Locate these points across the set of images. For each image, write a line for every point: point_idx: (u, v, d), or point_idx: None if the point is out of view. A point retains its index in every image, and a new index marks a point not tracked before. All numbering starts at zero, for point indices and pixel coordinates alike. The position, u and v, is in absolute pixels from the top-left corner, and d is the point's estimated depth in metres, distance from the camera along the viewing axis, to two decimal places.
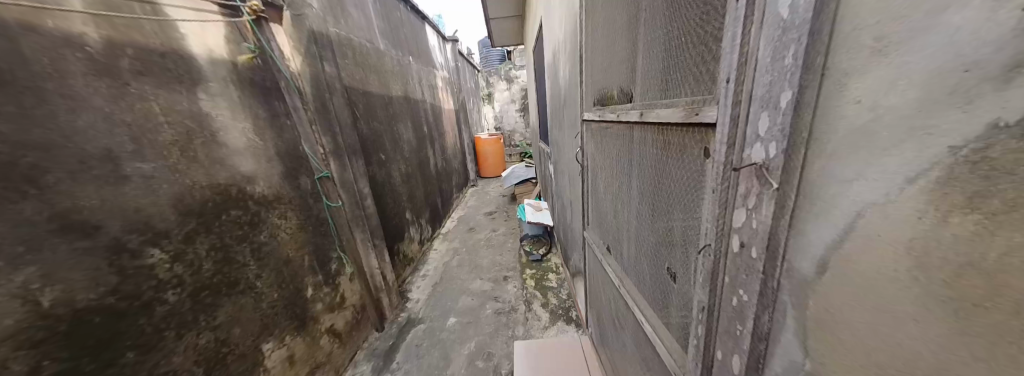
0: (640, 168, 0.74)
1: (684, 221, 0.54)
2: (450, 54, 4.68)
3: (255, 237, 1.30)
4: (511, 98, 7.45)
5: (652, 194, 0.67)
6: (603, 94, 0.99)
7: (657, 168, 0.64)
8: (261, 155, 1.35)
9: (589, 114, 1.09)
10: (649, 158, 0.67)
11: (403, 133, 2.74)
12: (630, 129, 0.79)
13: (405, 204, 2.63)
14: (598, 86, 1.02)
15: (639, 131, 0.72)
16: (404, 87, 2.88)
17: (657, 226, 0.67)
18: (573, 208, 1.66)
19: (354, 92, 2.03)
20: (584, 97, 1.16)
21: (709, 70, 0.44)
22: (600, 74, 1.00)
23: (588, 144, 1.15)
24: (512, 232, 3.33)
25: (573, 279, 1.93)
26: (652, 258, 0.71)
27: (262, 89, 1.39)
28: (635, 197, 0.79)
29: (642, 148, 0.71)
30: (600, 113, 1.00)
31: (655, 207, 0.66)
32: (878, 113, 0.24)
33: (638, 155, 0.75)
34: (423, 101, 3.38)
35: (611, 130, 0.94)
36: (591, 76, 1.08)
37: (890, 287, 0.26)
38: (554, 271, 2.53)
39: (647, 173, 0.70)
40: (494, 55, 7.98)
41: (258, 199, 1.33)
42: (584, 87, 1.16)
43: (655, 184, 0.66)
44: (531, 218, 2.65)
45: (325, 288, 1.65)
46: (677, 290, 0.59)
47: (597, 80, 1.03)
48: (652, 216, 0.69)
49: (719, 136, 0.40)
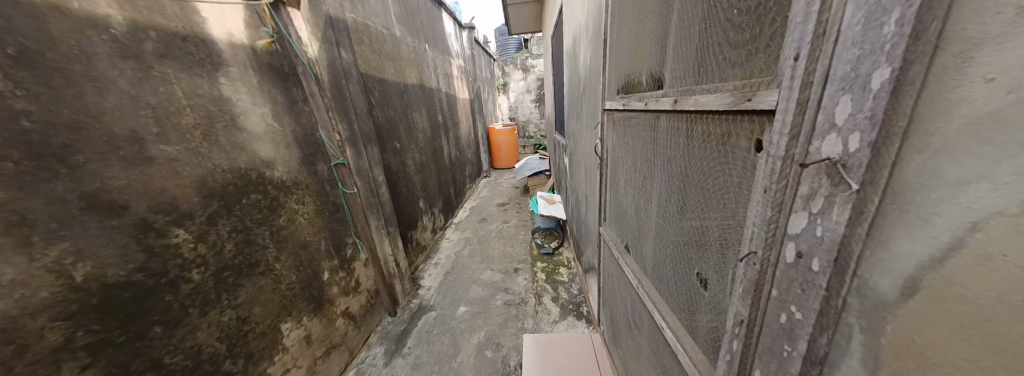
0: (667, 161, 0.68)
1: (719, 219, 0.49)
2: (466, 42, 4.60)
3: (275, 221, 1.33)
4: (527, 88, 7.31)
5: (682, 190, 0.62)
6: (630, 80, 0.92)
7: (688, 161, 0.58)
8: (279, 140, 1.37)
9: (611, 103, 1.02)
10: (680, 151, 0.61)
11: (417, 122, 2.72)
12: (658, 118, 0.72)
13: (418, 192, 2.64)
14: (624, 72, 0.95)
15: (669, 120, 0.66)
16: (419, 75, 2.85)
17: (685, 226, 0.61)
18: (588, 202, 1.60)
19: (370, 79, 2.02)
20: (607, 85, 1.09)
21: (766, 47, 0.37)
22: (626, 59, 0.92)
23: (609, 135, 1.08)
24: (524, 224, 3.30)
25: (585, 274, 1.88)
26: (677, 258, 0.66)
27: (281, 75, 1.39)
28: (659, 192, 0.74)
29: (672, 140, 0.65)
30: (625, 101, 0.93)
31: (682, 203, 0.61)
32: (1012, 96, 0.18)
33: (666, 147, 0.69)
34: (439, 90, 3.35)
35: (636, 120, 0.87)
36: (615, 62, 1.00)
37: (1010, 322, 0.20)
38: (565, 264, 2.48)
39: (675, 167, 0.64)
40: (511, 44, 7.83)
41: (277, 184, 1.35)
42: (607, 73, 1.08)
43: (685, 179, 0.60)
44: (544, 211, 2.60)
45: (341, 273, 1.68)
46: (709, 298, 0.53)
47: (622, 65, 0.96)
48: (678, 213, 0.64)
49: (778, 125, 0.34)
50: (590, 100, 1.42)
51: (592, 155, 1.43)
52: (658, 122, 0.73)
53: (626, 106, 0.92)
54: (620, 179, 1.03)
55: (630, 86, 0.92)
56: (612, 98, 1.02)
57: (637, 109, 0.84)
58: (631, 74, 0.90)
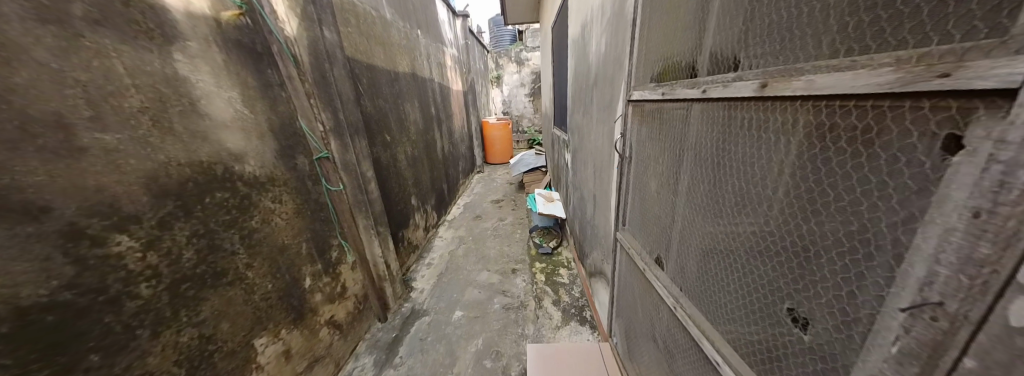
0: (706, 161, 0.66)
1: (791, 223, 0.46)
2: (460, 31, 4.40)
3: (246, 223, 1.15)
4: (521, 81, 7.15)
5: (729, 194, 0.59)
6: (668, 64, 0.78)
7: (741, 164, 0.55)
8: (251, 130, 1.19)
9: (640, 93, 0.89)
10: (725, 152, 0.59)
11: (409, 114, 2.54)
12: (710, 111, 0.63)
13: (410, 188, 2.47)
14: (659, 56, 0.81)
15: (722, 116, 0.60)
16: (411, 63, 2.66)
17: (736, 231, 0.58)
18: (597, 204, 1.48)
19: (357, 64, 1.83)
20: (632, 72, 0.95)
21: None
22: (663, 41, 0.79)
23: (628, 129, 0.97)
24: (520, 222, 3.18)
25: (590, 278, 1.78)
26: (725, 264, 0.62)
27: (252, 55, 1.20)
28: (694, 194, 0.70)
29: (715, 139, 0.63)
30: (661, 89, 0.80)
31: (726, 205, 0.60)
32: None
33: (703, 146, 0.66)
34: (431, 80, 3.15)
35: (672, 112, 0.77)
36: (645, 46, 0.87)
37: None
38: (564, 265, 2.38)
39: (717, 169, 0.62)
40: (504, 36, 7.64)
41: (248, 180, 1.17)
42: (632, 59, 0.96)
43: (733, 181, 0.57)
44: (543, 209, 2.49)
45: (325, 278, 1.52)
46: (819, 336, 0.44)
47: (656, 48, 0.82)
48: (721, 215, 0.62)
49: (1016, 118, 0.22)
50: (602, 94, 1.33)
51: (603, 153, 1.34)
52: (706, 116, 0.65)
53: (661, 96, 0.79)
54: (633, 180, 0.99)
55: (667, 72, 0.79)
56: (641, 86, 0.90)
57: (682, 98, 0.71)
58: (671, 57, 0.77)
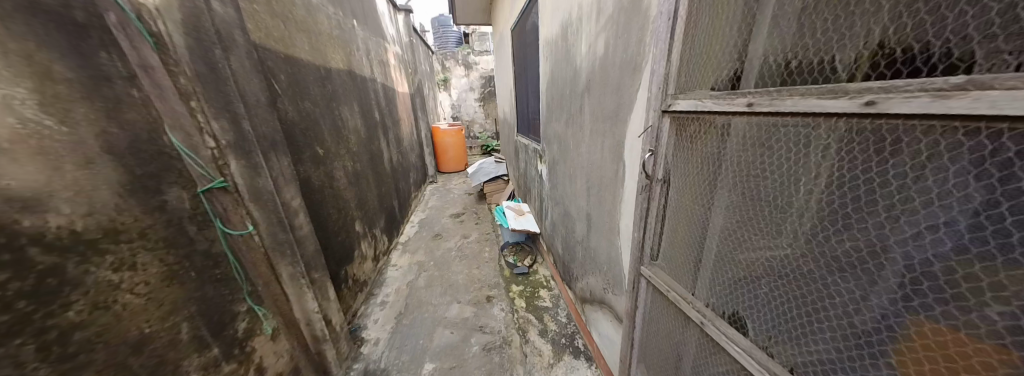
0: (736, 179, 0.61)
1: (822, 242, 0.47)
2: (402, 27, 3.90)
3: (52, 319, 0.64)
4: (470, 85, 6.83)
5: (785, 223, 0.53)
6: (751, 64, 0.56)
7: (796, 191, 0.50)
8: (66, 153, 0.68)
9: (690, 102, 0.66)
10: (763, 173, 0.55)
11: (346, 121, 2.02)
12: (737, 131, 0.59)
13: (352, 211, 1.96)
14: (733, 51, 0.60)
15: (748, 138, 0.57)
16: (347, 58, 2.15)
17: (784, 255, 0.54)
18: (598, 226, 1.28)
19: (270, 54, 1.34)
20: (667, 75, 0.74)
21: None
22: (741, 30, 0.57)
23: (667, 142, 0.76)
24: (486, 237, 2.84)
25: (582, 304, 1.57)
26: (769, 287, 0.58)
27: (64, 26, 0.70)
28: (729, 216, 0.64)
29: (746, 160, 0.58)
30: (739, 98, 0.54)
31: (774, 228, 0.55)
32: None
33: (734, 165, 0.61)
34: (372, 79, 2.64)
35: (703, 127, 0.67)
36: (699, 41, 0.67)
37: None
38: (543, 285, 2.14)
39: (758, 191, 0.57)
40: (449, 37, 7.25)
41: (55, 243, 0.65)
42: (660, 60, 0.75)
43: (793, 209, 0.51)
44: (515, 225, 2.21)
45: (226, 366, 1.00)
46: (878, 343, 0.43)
47: (725, 42, 0.61)
48: (765, 240, 0.57)
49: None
50: (596, 102, 1.19)
51: (603, 167, 1.18)
52: (739, 136, 0.58)
53: (742, 107, 0.54)
54: (646, 202, 0.85)
55: (750, 75, 0.56)
56: (693, 95, 0.67)
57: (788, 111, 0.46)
58: (756, 52, 0.54)
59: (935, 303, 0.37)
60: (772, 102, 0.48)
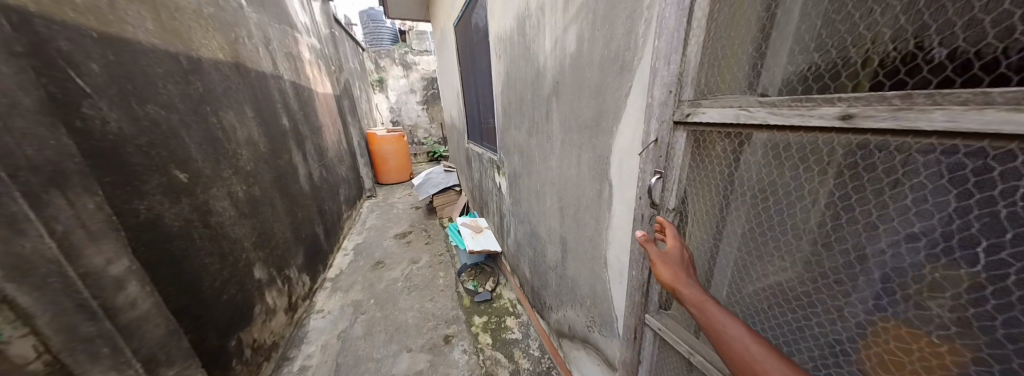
0: (780, 215, 0.45)
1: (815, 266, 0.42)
2: (320, 17, 3.28)
3: None
4: (410, 87, 6.24)
5: (859, 283, 0.37)
6: (828, 57, 0.37)
7: (899, 252, 0.33)
8: None
9: (729, 111, 0.47)
10: (827, 213, 0.39)
11: (232, 130, 1.50)
12: (787, 152, 0.42)
13: (247, 253, 1.44)
14: (797, 41, 0.42)
15: (801, 162, 0.40)
16: (231, 47, 1.61)
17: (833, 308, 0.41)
18: (575, 251, 1.08)
19: (62, 30, 0.84)
20: (683, 73, 0.54)
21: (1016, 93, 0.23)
22: (799, 21, 0.42)
23: (682, 163, 0.58)
24: (437, 258, 2.43)
25: (559, 337, 1.34)
26: (773, 323, 0.49)
27: None
28: (763, 259, 0.49)
29: (796, 192, 0.42)
30: (819, 108, 0.35)
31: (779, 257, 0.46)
32: None
33: (775, 197, 0.45)
34: (277, 76, 2.07)
35: (734, 144, 0.49)
36: (734, 29, 0.49)
37: None
38: (510, 312, 1.82)
39: (820, 237, 0.40)
40: (383, 35, 6.57)
41: None
42: (672, 51, 0.55)
43: (891, 278, 0.34)
44: (472, 247, 1.90)
45: None
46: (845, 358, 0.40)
47: (779, 32, 0.44)
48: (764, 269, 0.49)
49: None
50: (568, 108, 0.99)
51: (580, 185, 0.99)
52: (793, 160, 0.41)
53: (827, 120, 0.34)
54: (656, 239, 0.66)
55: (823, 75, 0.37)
56: (728, 102, 0.48)
57: (931, 130, 0.28)
58: (842, 39, 0.36)
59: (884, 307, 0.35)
60: (900, 112, 0.29)
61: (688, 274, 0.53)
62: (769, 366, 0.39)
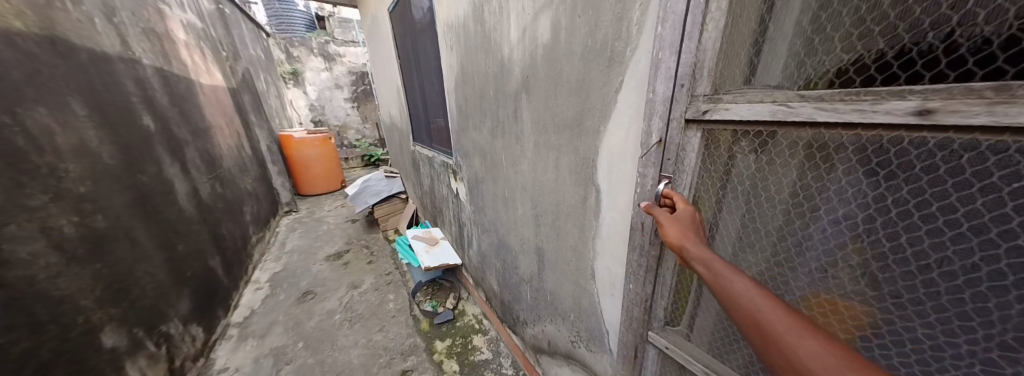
0: (831, 227, 0.39)
1: (793, 251, 0.45)
2: None
3: None
4: (334, 82, 5.45)
5: (943, 304, 0.31)
6: (895, 43, 0.30)
7: (999, 269, 0.27)
8: None
9: (763, 106, 0.39)
10: (901, 223, 0.32)
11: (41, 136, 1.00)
12: (837, 153, 0.36)
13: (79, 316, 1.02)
14: (848, 24, 0.34)
15: (860, 164, 0.34)
16: (38, 12, 1.09)
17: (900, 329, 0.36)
18: (552, 262, 1.00)
19: None
20: (698, 64, 0.46)
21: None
22: (797, 15, 0.40)
23: (695, 166, 0.51)
24: (384, 277, 2.10)
25: (537, 354, 1.23)
26: None
27: None
28: (806, 273, 0.43)
29: (858, 199, 0.36)
30: (887, 101, 0.29)
31: (790, 257, 0.45)
32: None
33: (808, 202, 0.41)
34: (130, 59, 1.51)
35: (767, 143, 0.43)
36: (740, 19, 0.42)
37: None
38: (476, 329, 1.62)
39: (885, 246, 0.34)
40: (295, 20, 5.61)
41: None
42: (692, 33, 0.45)
43: (986, 296, 0.28)
44: (427, 263, 1.67)
45: None
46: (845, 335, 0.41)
47: (777, 28, 0.42)
48: (752, 260, 0.50)
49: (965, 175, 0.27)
50: (540, 106, 0.89)
51: (559, 191, 0.90)
52: (797, 158, 0.40)
53: (897, 116, 0.28)
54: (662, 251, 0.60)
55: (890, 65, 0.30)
56: (758, 97, 0.40)
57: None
58: (916, 23, 0.29)
59: (855, 281, 0.39)
60: (997, 106, 0.23)
61: (694, 231, 0.46)
62: (774, 317, 0.34)
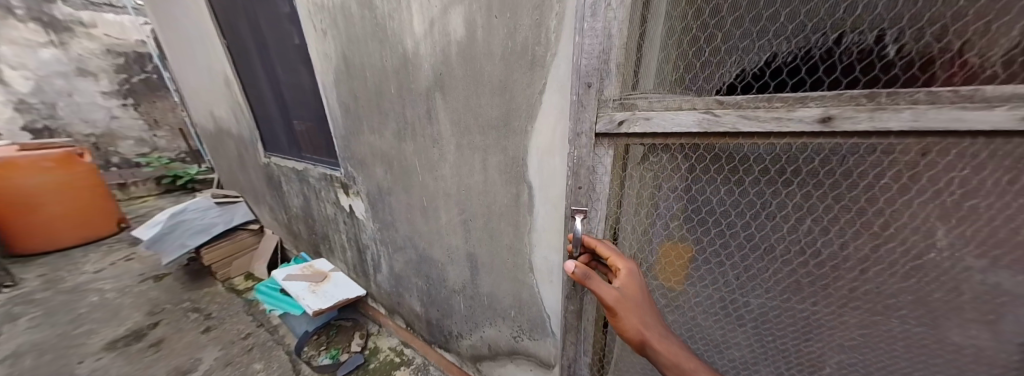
0: (673, 194, 0.58)
1: (659, 213, 0.61)
2: None
3: None
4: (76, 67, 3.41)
5: (839, 278, 0.47)
6: (805, 44, 0.39)
7: (869, 240, 0.42)
8: None
9: (686, 114, 0.46)
10: (812, 219, 0.46)
11: None
12: (757, 163, 0.47)
13: None
14: (750, 36, 0.44)
15: (778, 173, 0.46)
16: None
17: (810, 305, 0.53)
18: (487, 264, 0.97)
19: None
20: (605, 58, 0.48)
21: (880, 106, 0.34)
22: (666, 27, 0.50)
23: (605, 193, 0.59)
24: (238, 339, 1.49)
25: (477, 363, 1.17)
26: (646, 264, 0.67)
27: None
28: (707, 248, 0.58)
29: (684, 175, 0.55)
30: (798, 109, 0.39)
31: (705, 227, 0.57)
32: None
33: (663, 177, 0.57)
34: None
35: (701, 156, 0.52)
36: (630, 27, 0.47)
37: None
38: (397, 362, 1.40)
39: (801, 241, 0.49)
40: None
41: None
42: (594, 9, 0.47)
43: (870, 266, 0.44)
44: (316, 306, 1.32)
45: None
46: (684, 266, 0.63)
47: (649, 39, 0.51)
48: (656, 230, 0.63)
49: (808, 171, 0.44)
50: (459, 105, 0.84)
51: (489, 192, 0.88)
52: (675, 157, 0.54)
53: (808, 123, 0.38)
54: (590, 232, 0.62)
55: (800, 65, 0.41)
56: (674, 104, 0.47)
57: (896, 129, 0.34)
58: (820, 27, 0.38)
59: (704, 232, 0.58)
60: (877, 112, 0.34)
61: (646, 311, 0.53)
62: None
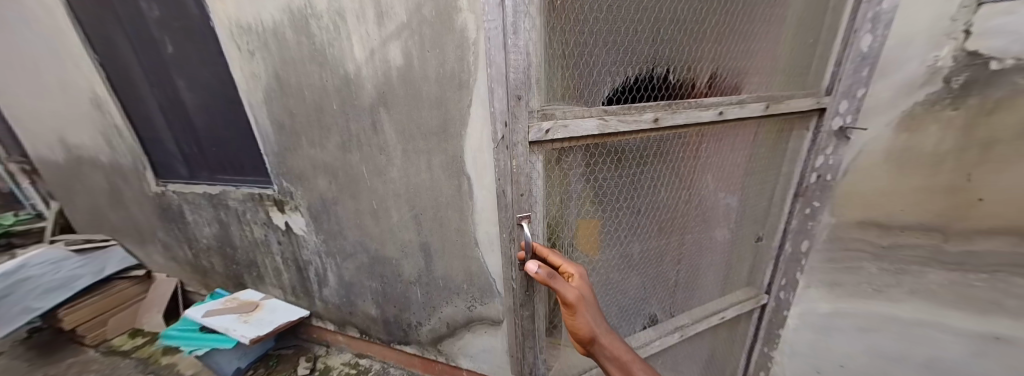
0: (580, 181, 0.75)
1: (571, 197, 0.77)
2: None
3: None
4: None
5: (673, 202, 0.91)
6: (635, 74, 0.69)
7: (680, 178, 0.87)
8: None
9: (589, 121, 0.62)
10: (659, 175, 0.84)
11: None
12: (629, 149, 0.76)
13: None
14: (604, 65, 0.67)
15: (642, 154, 0.79)
16: None
17: (665, 224, 0.94)
18: (440, 249, 1.15)
19: None
20: (529, 76, 0.57)
21: (675, 112, 0.71)
22: (551, 51, 0.62)
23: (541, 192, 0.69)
24: None
25: (437, 344, 1.32)
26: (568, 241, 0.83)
27: None
28: (608, 213, 0.83)
29: (588, 166, 0.73)
30: (642, 115, 0.67)
31: (608, 198, 0.80)
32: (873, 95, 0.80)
33: (572, 169, 0.73)
34: None
35: (598, 151, 0.72)
36: (538, 51, 0.57)
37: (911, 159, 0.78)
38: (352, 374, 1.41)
39: (657, 188, 0.87)
40: None
41: None
42: (516, 28, 0.52)
43: (682, 191, 0.89)
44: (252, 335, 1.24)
45: None
46: (591, 232, 0.84)
47: (545, 58, 0.61)
48: (569, 210, 0.79)
49: (653, 150, 0.79)
50: (403, 117, 1.02)
51: (435, 187, 1.07)
52: (578, 154, 0.70)
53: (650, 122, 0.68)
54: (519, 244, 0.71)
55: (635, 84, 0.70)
56: (581, 114, 0.63)
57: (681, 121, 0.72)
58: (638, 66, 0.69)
59: (604, 203, 0.81)
60: (674, 114, 0.70)
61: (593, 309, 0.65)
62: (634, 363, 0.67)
